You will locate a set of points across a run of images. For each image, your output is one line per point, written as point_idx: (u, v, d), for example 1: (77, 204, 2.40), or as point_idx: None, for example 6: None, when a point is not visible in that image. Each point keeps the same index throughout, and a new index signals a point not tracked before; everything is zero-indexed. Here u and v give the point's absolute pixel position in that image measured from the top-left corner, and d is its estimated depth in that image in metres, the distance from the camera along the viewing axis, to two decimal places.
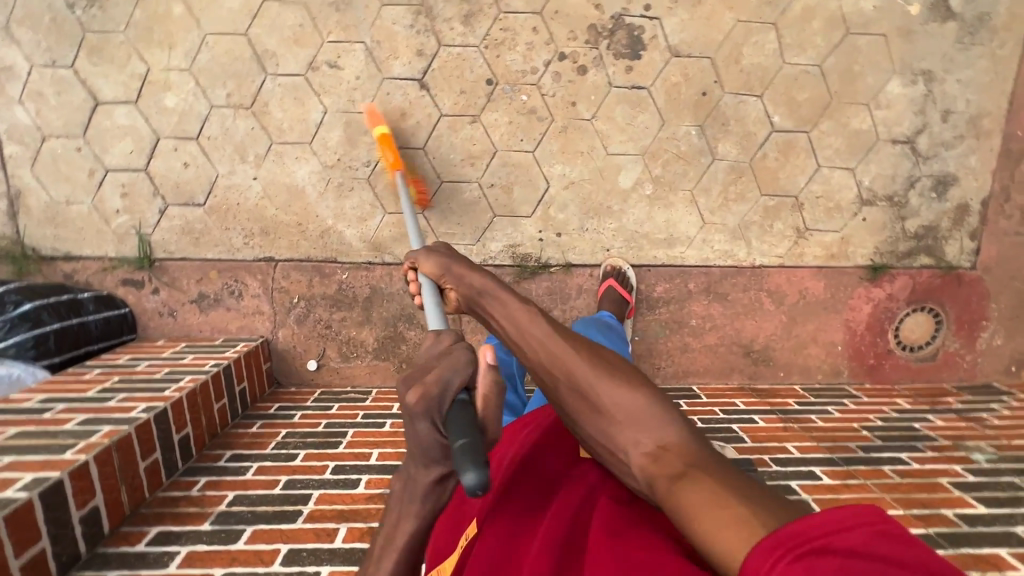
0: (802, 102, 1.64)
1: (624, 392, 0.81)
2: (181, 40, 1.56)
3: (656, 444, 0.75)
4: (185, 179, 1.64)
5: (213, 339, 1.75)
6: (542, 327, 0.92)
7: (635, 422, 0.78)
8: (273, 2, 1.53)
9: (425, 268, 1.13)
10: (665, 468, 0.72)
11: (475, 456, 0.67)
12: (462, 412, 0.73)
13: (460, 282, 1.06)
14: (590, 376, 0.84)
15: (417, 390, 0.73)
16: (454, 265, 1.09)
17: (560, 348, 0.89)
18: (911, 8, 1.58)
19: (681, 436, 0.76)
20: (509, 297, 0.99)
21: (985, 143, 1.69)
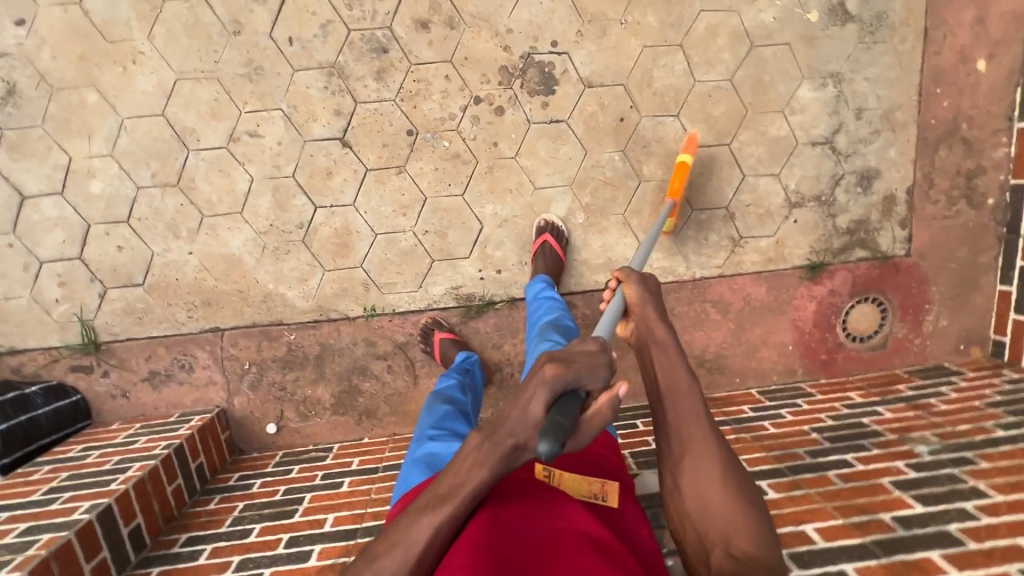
0: (718, 116, 1.67)
1: (739, 494, 0.93)
2: (99, 126, 1.56)
3: (744, 550, 0.90)
4: (121, 262, 1.65)
5: (169, 415, 1.74)
6: (694, 398, 1.01)
7: (728, 509, 0.92)
8: (186, 79, 1.55)
9: (627, 289, 1.21)
10: (749, 574, 0.88)
11: (556, 433, 0.75)
12: (573, 406, 0.81)
13: (642, 318, 1.16)
14: (718, 469, 0.95)
15: (557, 366, 0.83)
16: (648, 305, 1.17)
17: (698, 428, 0.99)
18: (811, 15, 1.62)
19: (764, 545, 0.90)
20: (671, 347, 1.08)
21: (901, 135, 1.73)
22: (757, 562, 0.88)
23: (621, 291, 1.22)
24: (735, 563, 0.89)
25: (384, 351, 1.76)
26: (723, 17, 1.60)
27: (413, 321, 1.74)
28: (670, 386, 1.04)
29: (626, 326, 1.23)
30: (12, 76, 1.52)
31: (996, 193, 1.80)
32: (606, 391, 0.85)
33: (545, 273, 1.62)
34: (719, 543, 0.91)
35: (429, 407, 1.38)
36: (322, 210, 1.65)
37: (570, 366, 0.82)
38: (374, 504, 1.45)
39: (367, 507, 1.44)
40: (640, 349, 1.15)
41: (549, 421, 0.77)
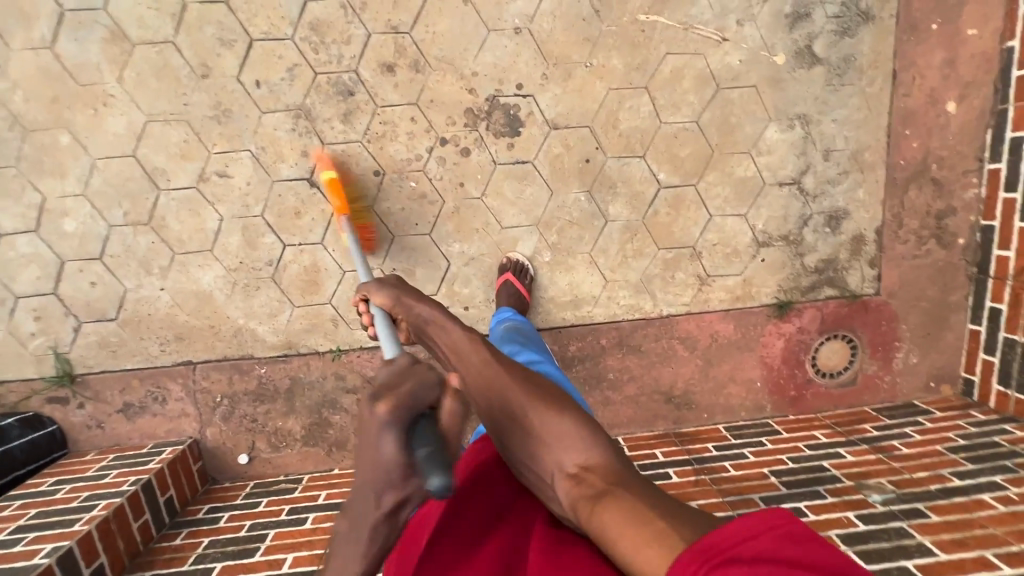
0: (684, 157, 1.67)
1: (565, 421, 0.95)
2: (72, 167, 1.59)
3: (579, 463, 0.89)
4: (95, 297, 1.68)
5: (143, 446, 1.78)
6: (480, 353, 1.08)
7: (559, 445, 0.91)
8: (155, 121, 1.57)
9: (376, 297, 1.22)
10: (588, 486, 0.85)
11: (443, 463, 0.79)
12: (426, 423, 0.83)
13: (405, 309, 1.19)
14: (522, 394, 1.00)
15: (388, 401, 0.79)
16: (401, 296, 1.19)
17: (500, 378, 1.03)
18: (777, 58, 1.62)
19: (598, 454, 0.90)
20: (437, 315, 1.15)
21: (870, 176, 1.73)
22: (593, 471, 0.87)
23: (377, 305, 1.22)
24: (576, 481, 0.87)
25: (353, 385, 1.78)
26: (689, 60, 1.60)
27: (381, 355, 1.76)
28: (455, 351, 1.11)
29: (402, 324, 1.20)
30: None
31: (966, 233, 1.79)
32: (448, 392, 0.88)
33: (507, 306, 1.62)
34: (556, 469, 0.90)
35: None
36: (291, 248, 1.67)
37: (394, 388, 0.81)
38: None
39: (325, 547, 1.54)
40: (419, 338, 1.19)
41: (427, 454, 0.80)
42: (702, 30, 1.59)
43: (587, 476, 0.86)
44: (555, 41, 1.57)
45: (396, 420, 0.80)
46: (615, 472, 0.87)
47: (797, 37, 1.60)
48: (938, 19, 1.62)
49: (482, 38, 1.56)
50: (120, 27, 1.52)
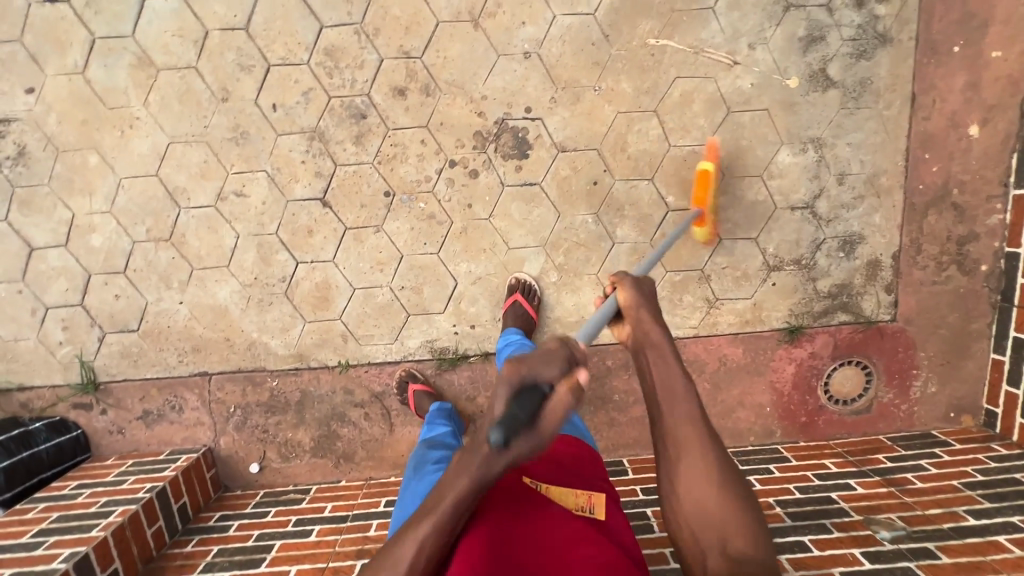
0: (693, 180, 1.66)
1: (731, 499, 0.96)
2: (100, 185, 1.67)
3: (739, 551, 0.92)
4: (118, 309, 1.76)
5: (160, 452, 1.85)
6: (690, 405, 1.03)
7: (727, 524, 0.94)
8: (178, 142, 1.64)
9: (620, 295, 1.20)
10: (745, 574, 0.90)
11: (507, 426, 0.80)
12: (525, 402, 0.81)
13: (635, 320, 1.17)
14: (725, 477, 0.97)
15: (513, 367, 0.84)
16: (642, 309, 1.17)
17: (688, 430, 1.01)
18: (790, 81, 1.59)
19: (757, 544, 0.92)
20: (661, 340, 1.11)
21: (887, 200, 1.69)
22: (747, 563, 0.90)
23: (612, 298, 1.21)
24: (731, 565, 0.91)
25: (361, 399, 1.82)
26: (699, 83, 1.59)
27: (389, 371, 1.79)
28: (665, 389, 1.06)
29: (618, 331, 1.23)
30: (23, 138, 1.64)
31: (990, 259, 1.73)
32: (569, 382, 0.84)
33: (515, 328, 1.62)
34: (714, 545, 0.94)
35: (417, 453, 1.27)
36: (303, 265, 1.72)
37: (524, 363, 0.84)
38: (336, 557, 1.58)
39: (329, 560, 1.57)
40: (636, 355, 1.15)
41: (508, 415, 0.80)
42: (713, 54, 1.58)
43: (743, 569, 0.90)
44: (564, 65, 1.58)
45: (515, 385, 0.83)
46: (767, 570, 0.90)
47: (811, 60, 1.58)
48: (961, 40, 1.58)
49: (492, 62, 1.58)
50: (146, 53, 1.58)
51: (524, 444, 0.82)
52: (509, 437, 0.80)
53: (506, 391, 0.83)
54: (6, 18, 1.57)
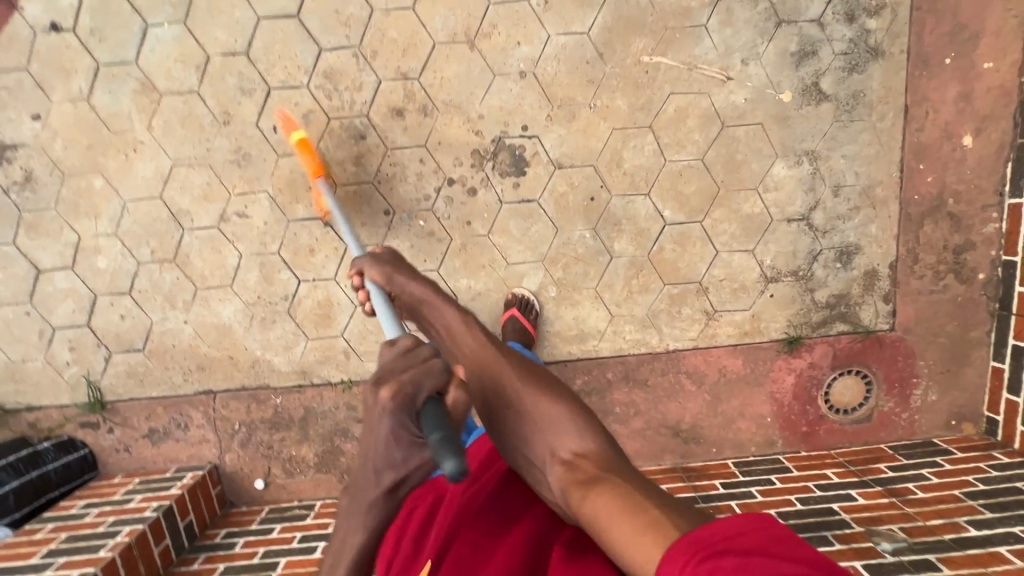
0: (689, 195, 1.68)
1: (562, 407, 1.05)
2: (105, 208, 1.70)
3: (574, 450, 0.99)
4: (124, 329, 1.78)
5: (166, 470, 1.87)
6: (478, 335, 1.20)
7: (544, 419, 1.03)
8: (181, 165, 1.67)
9: (372, 276, 1.28)
10: (583, 474, 0.95)
11: (453, 446, 0.73)
12: (437, 409, 0.78)
13: (399, 285, 1.27)
14: (512, 371, 1.12)
15: (391, 389, 0.77)
16: (395, 274, 1.27)
17: (507, 371, 1.12)
18: (783, 95, 1.61)
19: (595, 445, 1.00)
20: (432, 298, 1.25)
21: (882, 211, 1.70)
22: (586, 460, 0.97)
23: (371, 282, 1.28)
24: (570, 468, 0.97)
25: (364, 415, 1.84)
26: (693, 99, 1.61)
27: None
28: (449, 331, 1.22)
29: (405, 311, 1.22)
30: (30, 164, 1.67)
31: (987, 268, 1.74)
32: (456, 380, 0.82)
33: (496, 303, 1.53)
34: (550, 459, 1.00)
35: None
36: (305, 283, 1.74)
37: (399, 379, 0.78)
38: None
39: None
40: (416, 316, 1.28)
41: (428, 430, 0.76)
42: (706, 69, 1.59)
43: (583, 461, 0.97)
44: (559, 83, 1.60)
45: (405, 406, 0.78)
46: (608, 463, 0.96)
47: (803, 74, 1.60)
48: (952, 52, 1.59)
49: (488, 82, 1.60)
50: (149, 79, 1.62)
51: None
52: (464, 464, 0.73)
53: (408, 416, 0.78)
54: (13, 47, 1.60)
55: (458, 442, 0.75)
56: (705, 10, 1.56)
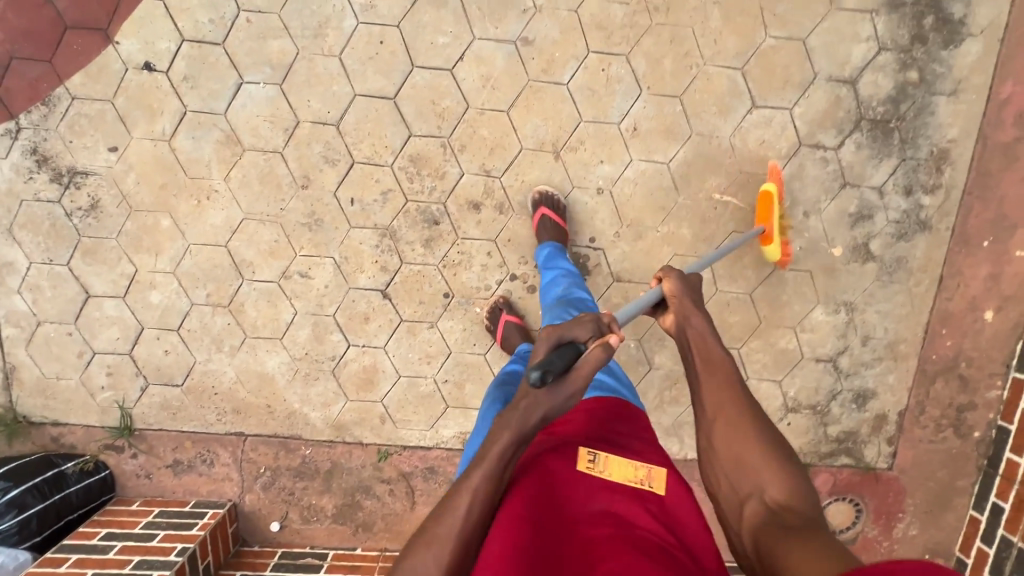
0: (732, 323, 1.78)
1: (773, 453, 0.91)
2: (168, 247, 1.71)
3: (779, 500, 0.86)
4: (166, 363, 1.80)
5: (185, 501, 1.89)
6: (729, 366, 1.06)
7: (750, 451, 0.92)
8: (252, 220, 1.68)
9: (666, 285, 1.21)
10: (781, 520, 0.83)
11: (546, 369, 0.86)
12: (564, 355, 0.90)
13: (681, 312, 1.17)
14: (759, 427, 0.95)
15: (547, 332, 0.93)
16: (686, 303, 1.18)
17: (728, 394, 1.01)
18: (834, 250, 1.72)
19: (801, 499, 0.85)
20: (706, 328, 1.13)
21: (902, 365, 1.83)
22: (794, 513, 0.83)
23: (660, 289, 1.22)
24: (767, 513, 0.85)
25: (388, 476, 1.88)
26: (752, 240, 1.71)
27: (420, 455, 1.87)
28: (705, 360, 1.09)
29: (664, 321, 1.22)
30: (98, 193, 1.67)
31: (983, 427, 1.89)
32: (602, 342, 0.93)
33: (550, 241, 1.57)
34: (754, 495, 0.88)
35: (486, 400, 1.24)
36: (355, 347, 1.78)
37: (559, 328, 0.94)
38: None
39: None
40: (677, 336, 1.18)
41: (547, 359, 0.88)
42: None
43: (790, 513, 0.83)
44: (633, 205, 1.68)
45: (552, 342, 0.92)
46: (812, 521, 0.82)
47: (856, 234, 1.71)
48: (990, 237, 1.72)
49: (566, 192, 1.66)
50: (234, 132, 1.62)
51: (549, 397, 0.88)
52: (548, 377, 0.85)
53: (546, 347, 0.92)
54: (101, 79, 1.59)
55: (555, 373, 0.87)
56: (780, 162, 1.65)
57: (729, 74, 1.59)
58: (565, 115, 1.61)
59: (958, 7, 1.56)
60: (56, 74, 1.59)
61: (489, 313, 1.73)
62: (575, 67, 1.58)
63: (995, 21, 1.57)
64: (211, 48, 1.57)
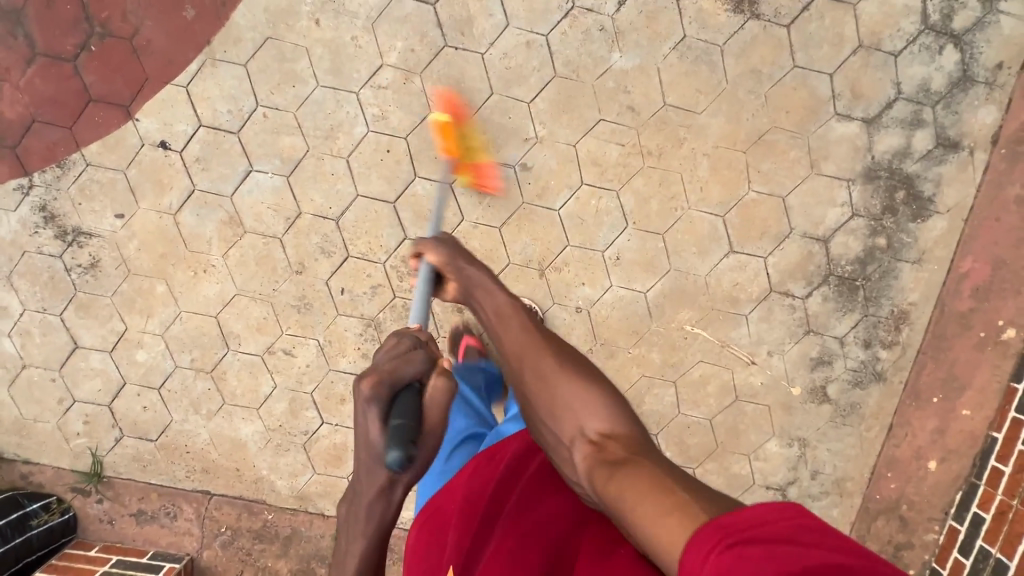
0: (691, 444, 1.86)
1: (590, 392, 0.85)
2: (159, 311, 1.77)
3: (600, 432, 0.81)
4: (143, 419, 1.85)
5: (143, 551, 1.91)
6: (522, 318, 0.99)
7: (554, 375, 0.88)
8: (244, 296, 1.75)
9: (429, 258, 1.12)
10: (609, 458, 0.78)
11: (404, 437, 0.73)
12: (409, 400, 0.77)
13: (458, 275, 1.10)
14: (541, 351, 0.92)
15: (372, 379, 0.78)
16: (456, 258, 1.10)
17: (524, 340, 0.94)
18: (793, 388, 1.82)
19: (623, 424, 0.82)
20: (487, 280, 1.06)
21: (846, 500, 1.92)
22: (616, 441, 0.80)
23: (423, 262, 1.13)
24: (595, 448, 0.80)
25: None
26: (717, 370, 1.80)
27: None
28: (497, 314, 1.01)
29: (447, 291, 1.14)
30: (99, 253, 1.73)
31: (918, 566, 1.92)
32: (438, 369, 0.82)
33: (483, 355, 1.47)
34: (576, 437, 0.82)
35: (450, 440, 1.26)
36: (328, 425, 1.85)
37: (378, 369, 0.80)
38: None
39: None
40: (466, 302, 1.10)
41: (392, 428, 0.74)
42: (736, 350, 1.79)
43: (612, 442, 0.80)
44: (608, 326, 1.76)
45: (383, 395, 0.78)
46: (637, 445, 0.79)
47: (815, 376, 1.81)
48: (940, 395, 1.82)
49: (546, 307, 1.74)
50: (238, 215, 1.70)
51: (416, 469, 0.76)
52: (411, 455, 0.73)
53: (376, 407, 0.77)
54: (117, 150, 1.66)
55: (415, 433, 0.74)
56: (750, 303, 1.75)
57: (711, 219, 1.69)
58: (553, 237, 1.70)
59: (929, 186, 1.67)
60: (73, 140, 1.66)
61: None
62: (568, 195, 1.67)
63: (961, 202, 1.68)
64: (226, 136, 1.65)
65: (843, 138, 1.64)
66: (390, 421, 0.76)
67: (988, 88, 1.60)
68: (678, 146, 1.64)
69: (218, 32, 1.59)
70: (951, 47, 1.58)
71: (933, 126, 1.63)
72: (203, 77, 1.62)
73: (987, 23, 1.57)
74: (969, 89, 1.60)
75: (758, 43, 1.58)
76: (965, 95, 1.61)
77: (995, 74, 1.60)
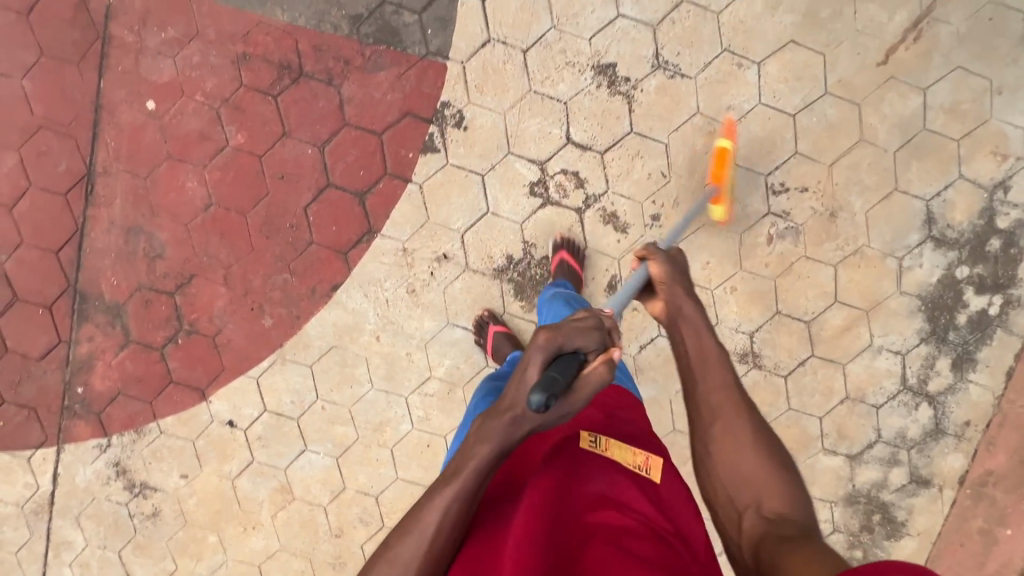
0: None
1: (769, 465, 0.91)
2: (209, 555, 1.96)
3: (777, 510, 0.86)
4: None
5: None
6: (723, 374, 1.00)
7: (739, 442, 0.94)
8: (285, 550, 1.94)
9: (652, 267, 1.14)
10: (778, 531, 0.83)
11: (552, 385, 0.79)
12: (568, 363, 0.84)
13: (669, 295, 1.11)
14: (736, 417, 0.96)
15: (550, 332, 0.85)
16: (674, 288, 1.12)
17: (714, 388, 0.99)
18: None
19: (796, 505, 0.87)
20: (700, 321, 1.07)
21: None
22: (790, 522, 0.84)
23: (645, 268, 1.16)
24: (768, 522, 0.85)
25: None
26: None
27: None
28: (699, 358, 1.03)
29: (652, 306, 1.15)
30: (161, 504, 1.94)
31: None
32: (604, 357, 0.88)
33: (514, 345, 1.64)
34: (751, 506, 0.88)
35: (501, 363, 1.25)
36: None
37: (559, 333, 0.85)
38: None
39: None
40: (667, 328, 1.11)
41: (547, 375, 0.81)
42: None
43: (787, 522, 0.84)
44: None
45: (551, 347, 0.84)
46: (810, 531, 0.82)
47: None
48: None
49: None
50: (289, 484, 1.91)
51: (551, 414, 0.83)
52: (551, 401, 0.78)
53: (540, 357, 0.83)
54: (189, 424, 1.88)
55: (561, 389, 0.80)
56: None
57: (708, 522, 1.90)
58: None
59: (902, 511, 1.88)
60: (152, 411, 1.88)
61: (477, 324, 1.76)
62: None
63: (930, 528, 1.89)
64: (287, 420, 1.87)
65: (829, 468, 1.86)
66: (546, 372, 0.82)
67: (957, 439, 1.83)
68: (684, 463, 1.87)
69: (290, 338, 1.82)
70: (926, 404, 1.81)
71: (908, 465, 1.85)
72: (272, 371, 1.84)
73: (958, 388, 1.80)
74: (940, 439, 1.83)
75: (758, 388, 1.82)
76: (937, 444, 1.84)
77: (963, 429, 1.83)
